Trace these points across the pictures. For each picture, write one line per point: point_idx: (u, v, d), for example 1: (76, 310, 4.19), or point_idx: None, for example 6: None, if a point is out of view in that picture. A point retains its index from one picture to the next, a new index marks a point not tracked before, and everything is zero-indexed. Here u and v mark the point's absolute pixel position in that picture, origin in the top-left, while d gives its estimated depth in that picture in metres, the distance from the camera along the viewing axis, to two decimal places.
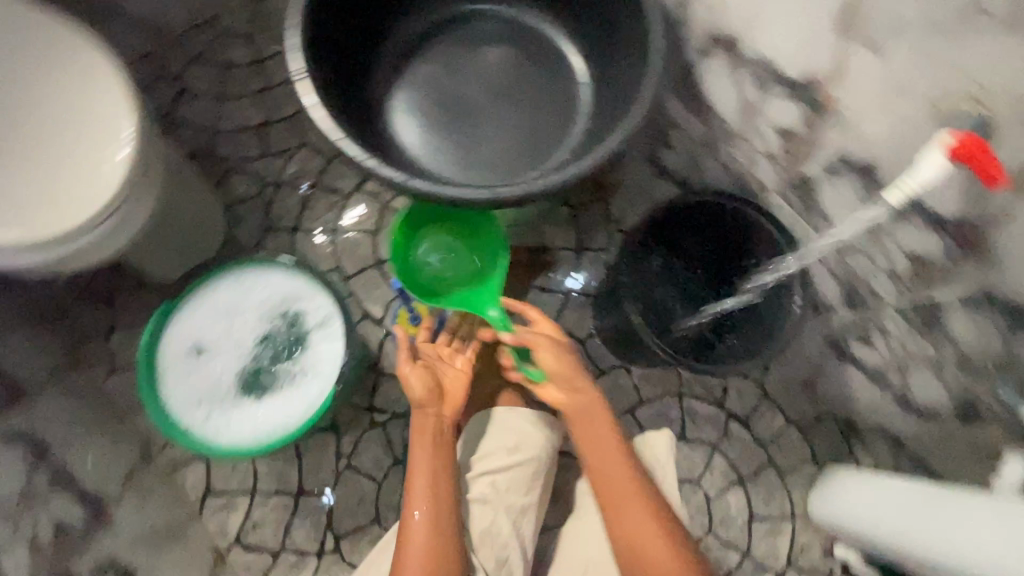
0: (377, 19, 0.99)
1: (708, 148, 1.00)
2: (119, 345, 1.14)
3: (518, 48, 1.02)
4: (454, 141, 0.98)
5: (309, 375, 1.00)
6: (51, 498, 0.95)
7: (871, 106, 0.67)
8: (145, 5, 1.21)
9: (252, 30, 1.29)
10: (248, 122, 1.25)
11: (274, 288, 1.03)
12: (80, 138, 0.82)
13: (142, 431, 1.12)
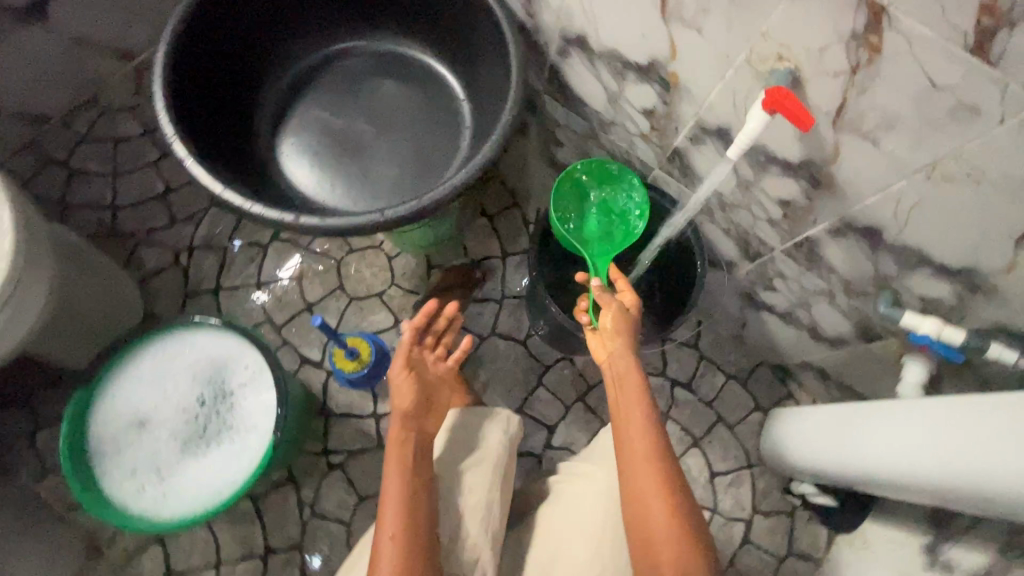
0: (247, 67, 0.92)
1: (592, 138, 1.00)
2: (45, 446, 1.10)
3: (399, 75, 0.98)
4: (349, 175, 0.92)
5: (251, 430, 0.91)
6: None
7: (707, 73, 0.70)
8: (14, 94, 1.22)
9: (138, 102, 1.33)
10: (150, 192, 1.28)
11: (201, 347, 0.94)
12: None
13: (84, 527, 1.08)
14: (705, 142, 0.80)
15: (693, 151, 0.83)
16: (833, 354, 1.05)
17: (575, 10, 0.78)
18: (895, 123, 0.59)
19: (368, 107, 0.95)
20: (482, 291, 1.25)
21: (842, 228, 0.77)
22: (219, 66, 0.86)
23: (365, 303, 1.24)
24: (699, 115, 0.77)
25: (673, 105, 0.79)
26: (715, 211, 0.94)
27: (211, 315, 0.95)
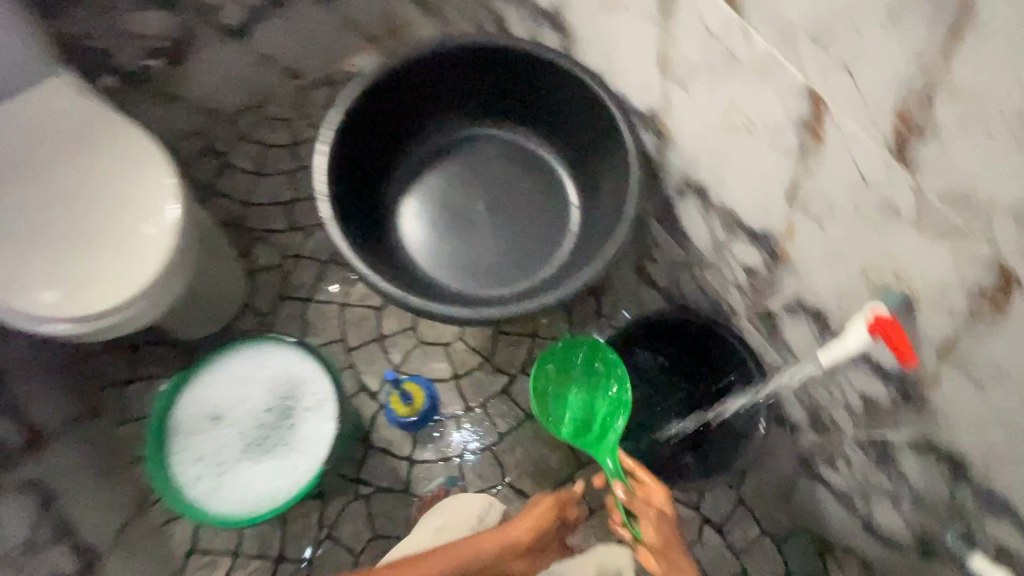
0: (400, 129, 1.03)
1: (688, 267, 1.03)
2: (134, 397, 1.24)
3: (525, 169, 1.06)
4: (454, 250, 1.02)
5: (304, 454, 0.99)
6: (50, 549, 0.98)
7: (821, 262, 0.71)
8: (201, 92, 1.42)
9: (292, 116, 1.51)
10: (278, 198, 1.44)
11: (280, 364, 1.03)
12: (127, 240, 0.97)
13: (141, 481, 1.19)
14: (801, 317, 0.80)
15: (786, 319, 0.84)
16: (885, 554, 0.99)
17: (703, 163, 0.82)
18: (1006, 375, 0.57)
19: (487, 191, 1.05)
20: None
21: (923, 445, 0.74)
22: (378, 130, 0.99)
23: (427, 350, 1.31)
24: (800, 291, 0.78)
25: (777, 271, 0.80)
26: (789, 375, 0.92)
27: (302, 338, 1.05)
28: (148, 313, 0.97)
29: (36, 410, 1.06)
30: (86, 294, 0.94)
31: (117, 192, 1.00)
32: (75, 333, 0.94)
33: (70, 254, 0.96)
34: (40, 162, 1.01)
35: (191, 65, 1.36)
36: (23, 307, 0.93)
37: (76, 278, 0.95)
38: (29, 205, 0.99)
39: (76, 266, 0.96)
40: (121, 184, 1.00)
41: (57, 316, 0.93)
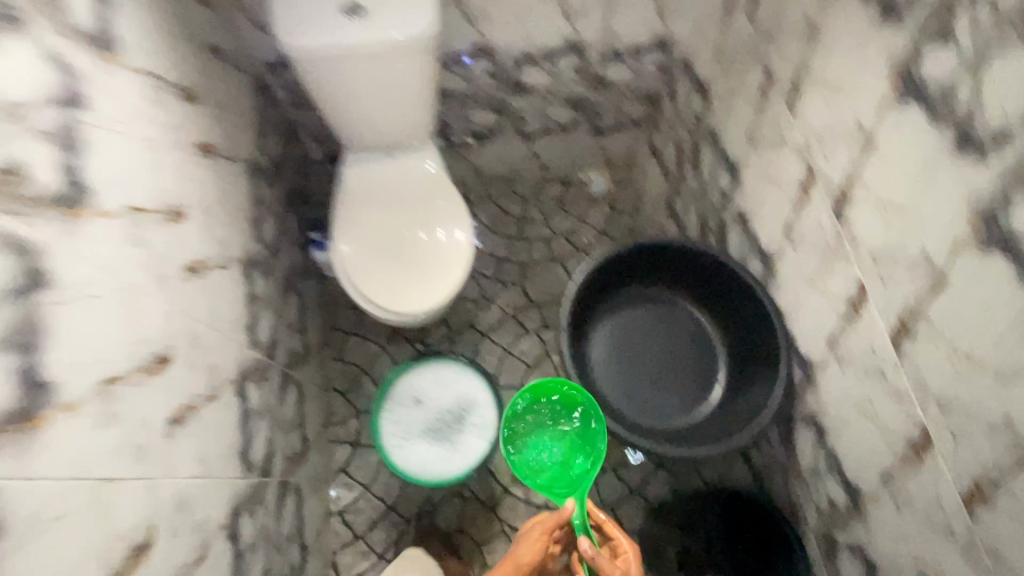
0: (644, 266, 1.38)
1: (786, 473, 1.27)
2: (352, 343, 1.64)
3: (697, 348, 1.38)
4: (619, 366, 1.36)
5: (462, 454, 1.34)
6: (293, 429, 1.27)
7: (893, 524, 0.94)
8: (488, 155, 1.79)
9: (529, 198, 1.88)
10: (494, 250, 1.79)
11: (476, 386, 1.39)
12: (427, 268, 1.33)
13: (330, 402, 1.55)
14: (860, 552, 1.04)
15: (848, 552, 1.07)
16: None
17: (832, 415, 1.05)
18: None
19: (662, 344, 1.38)
20: (626, 478, 1.51)
21: None
22: (630, 258, 1.34)
23: None
24: (867, 538, 1.01)
25: (854, 513, 1.04)
26: None
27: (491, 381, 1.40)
28: (406, 320, 1.33)
29: (310, 330, 1.48)
30: (390, 295, 1.31)
31: (437, 231, 1.36)
32: (363, 306, 1.32)
33: (389, 248, 1.34)
34: (396, 190, 1.38)
35: (492, 142, 1.74)
36: (352, 282, 1.31)
37: (384, 272, 1.33)
38: (381, 213, 1.36)
39: (389, 262, 1.33)
40: (443, 227, 1.36)
41: (359, 287, 1.31)
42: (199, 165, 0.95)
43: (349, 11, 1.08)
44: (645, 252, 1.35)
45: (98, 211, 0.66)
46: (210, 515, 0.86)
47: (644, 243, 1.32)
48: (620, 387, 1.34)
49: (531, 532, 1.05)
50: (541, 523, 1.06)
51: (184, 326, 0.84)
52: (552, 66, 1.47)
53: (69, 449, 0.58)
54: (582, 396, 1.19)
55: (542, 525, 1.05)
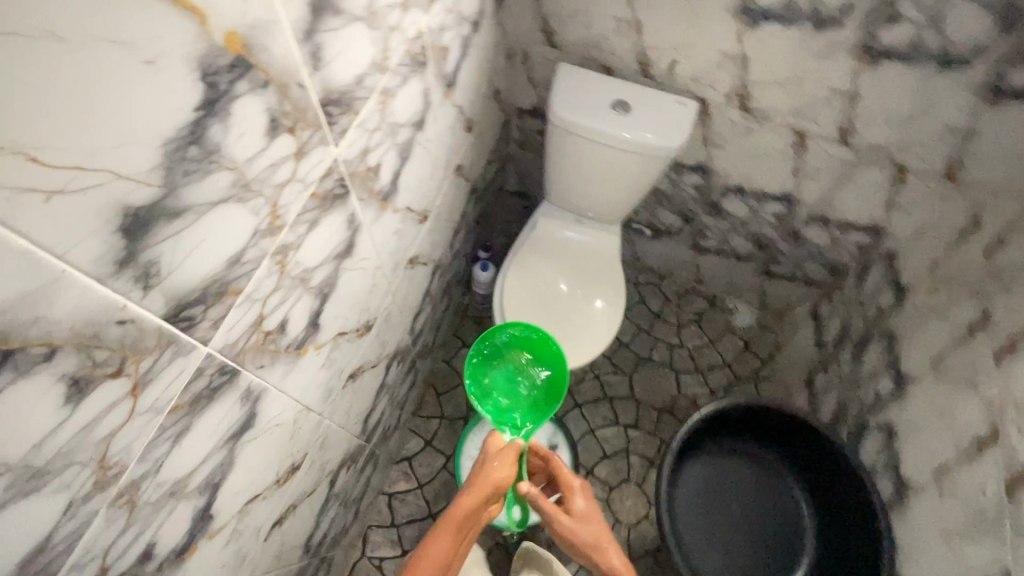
0: (763, 428, 1.38)
1: None
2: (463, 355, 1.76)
3: (784, 529, 1.34)
4: (700, 510, 1.36)
5: None
6: (396, 408, 1.39)
7: None
8: (655, 249, 1.87)
9: (673, 303, 1.93)
10: (620, 333, 1.86)
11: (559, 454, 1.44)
12: (566, 332, 1.42)
13: (424, 397, 1.68)
14: None
15: None
16: None
17: None
18: None
19: (749, 509, 1.37)
20: None
21: None
22: (753, 416, 1.36)
23: (602, 514, 1.59)
24: None
25: None
26: None
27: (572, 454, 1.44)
28: None
29: (441, 330, 1.62)
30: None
31: (590, 306, 1.45)
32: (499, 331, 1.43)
33: (544, 299, 1.45)
34: (569, 254, 1.50)
35: (666, 241, 1.81)
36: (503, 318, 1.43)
37: (530, 315, 1.43)
38: (549, 269, 1.48)
39: (538, 309, 1.44)
40: (596, 305, 1.45)
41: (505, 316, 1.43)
42: (449, 185, 1.12)
43: (616, 106, 1.25)
44: (776, 421, 1.35)
45: (394, 209, 0.83)
46: (331, 460, 0.99)
47: (778, 412, 1.31)
48: (694, 532, 1.34)
49: (488, 471, 0.89)
50: (501, 455, 0.92)
51: (389, 304, 1.00)
52: (757, 204, 1.52)
53: (304, 381, 0.73)
54: (664, 526, 1.19)
55: (490, 463, 0.90)
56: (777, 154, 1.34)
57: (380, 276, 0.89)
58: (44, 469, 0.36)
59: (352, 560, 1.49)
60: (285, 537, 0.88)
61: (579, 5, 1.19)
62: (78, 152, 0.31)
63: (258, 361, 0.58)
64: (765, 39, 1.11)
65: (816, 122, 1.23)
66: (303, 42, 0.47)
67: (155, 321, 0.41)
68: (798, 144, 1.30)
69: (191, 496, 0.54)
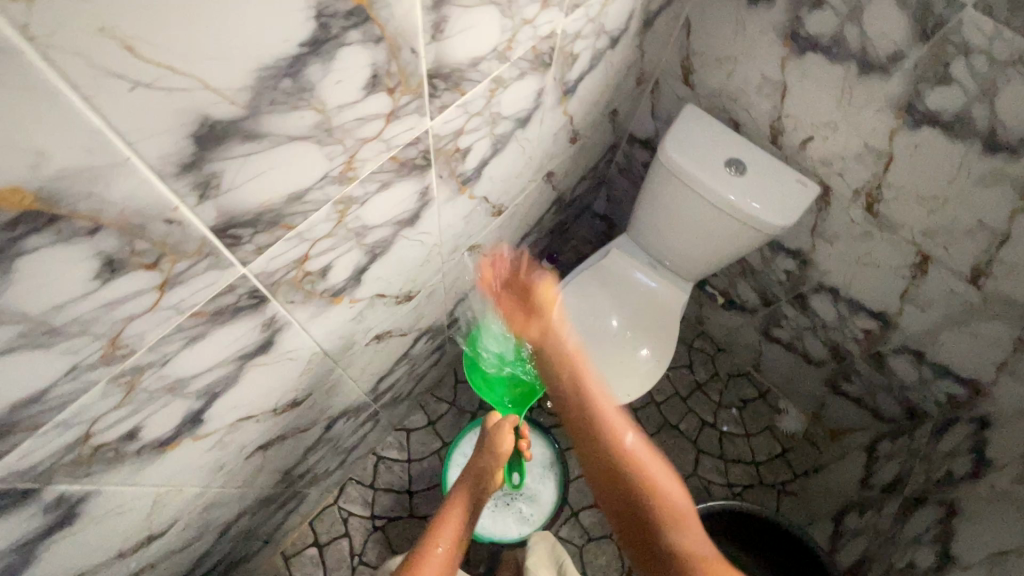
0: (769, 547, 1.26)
1: None
2: None
3: None
4: None
5: (491, 519, 1.34)
6: (413, 380, 1.41)
7: None
8: (722, 319, 1.76)
9: (720, 379, 1.82)
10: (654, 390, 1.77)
11: (546, 483, 1.40)
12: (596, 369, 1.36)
13: (443, 378, 1.69)
14: None
15: None
16: None
17: None
18: None
19: None
20: None
21: None
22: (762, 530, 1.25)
23: None
24: None
25: None
26: None
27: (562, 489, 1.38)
28: None
29: None
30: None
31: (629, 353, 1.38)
32: None
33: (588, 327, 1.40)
34: (629, 294, 1.44)
35: (736, 314, 1.70)
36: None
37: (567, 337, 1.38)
38: (605, 302, 1.43)
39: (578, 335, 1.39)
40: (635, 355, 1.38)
41: None
42: (535, 187, 1.11)
43: (730, 164, 1.18)
44: (786, 548, 1.24)
45: (470, 195, 0.83)
46: (333, 407, 1.01)
47: (793, 539, 1.21)
48: None
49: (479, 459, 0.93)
50: (496, 432, 0.95)
51: (436, 282, 1.00)
52: (848, 312, 1.39)
53: (329, 328, 0.74)
54: None
55: (483, 445, 0.94)
56: (889, 269, 1.22)
57: (436, 253, 0.89)
58: (58, 329, 0.37)
59: (324, 503, 1.52)
60: (266, 461, 0.90)
61: (728, 51, 1.13)
62: (175, 55, 0.32)
63: (290, 297, 0.60)
64: (919, 145, 0.99)
65: (946, 250, 1.09)
66: (430, 12, 0.47)
67: (200, 230, 0.42)
68: (916, 266, 1.17)
69: (188, 396, 0.57)
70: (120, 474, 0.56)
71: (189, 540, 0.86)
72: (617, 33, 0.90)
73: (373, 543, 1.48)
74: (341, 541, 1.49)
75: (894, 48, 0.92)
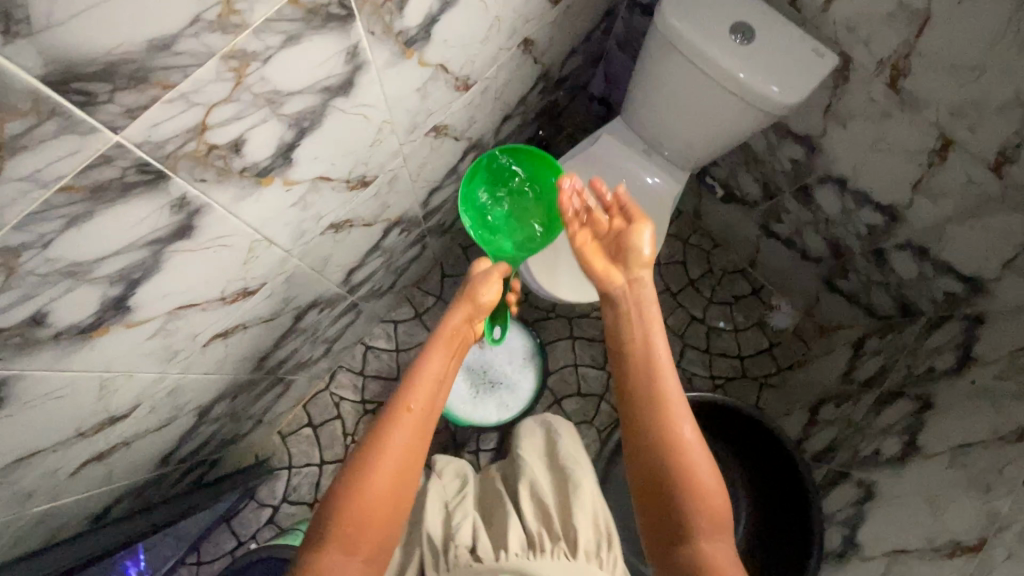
0: (737, 430, 1.33)
1: None
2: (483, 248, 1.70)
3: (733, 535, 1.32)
4: None
5: (474, 406, 1.40)
6: (392, 272, 1.39)
7: None
8: (719, 213, 1.68)
9: (715, 275, 1.77)
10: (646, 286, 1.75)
11: (528, 373, 1.45)
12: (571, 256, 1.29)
13: (429, 272, 1.67)
14: None
15: None
16: None
17: None
18: None
19: None
20: None
21: None
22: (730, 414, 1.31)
23: None
24: None
25: None
26: None
27: (542, 380, 1.43)
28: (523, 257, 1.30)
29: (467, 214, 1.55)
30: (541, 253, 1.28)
31: None
32: None
33: None
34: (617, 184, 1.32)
35: (736, 207, 1.61)
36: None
37: None
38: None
39: None
40: None
41: None
42: (509, 57, 0.99)
43: (739, 31, 1.01)
44: (759, 435, 1.30)
45: (421, 60, 0.74)
46: (299, 296, 0.99)
47: (759, 424, 1.28)
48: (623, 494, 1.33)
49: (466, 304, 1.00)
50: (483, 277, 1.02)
51: (399, 166, 0.93)
52: (854, 205, 1.29)
53: (268, 212, 0.69)
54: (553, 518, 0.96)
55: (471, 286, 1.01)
56: (904, 155, 1.10)
57: (389, 132, 0.81)
58: None
59: (317, 388, 1.59)
60: (233, 348, 0.91)
61: None
62: None
63: (199, 172, 0.54)
64: None
65: (971, 132, 0.97)
66: None
67: (27, 80, 0.35)
68: (936, 152, 1.05)
69: (98, 283, 0.53)
70: (41, 360, 0.55)
71: (162, 422, 0.89)
72: None
73: (364, 425, 1.56)
74: (334, 422, 1.58)
75: None
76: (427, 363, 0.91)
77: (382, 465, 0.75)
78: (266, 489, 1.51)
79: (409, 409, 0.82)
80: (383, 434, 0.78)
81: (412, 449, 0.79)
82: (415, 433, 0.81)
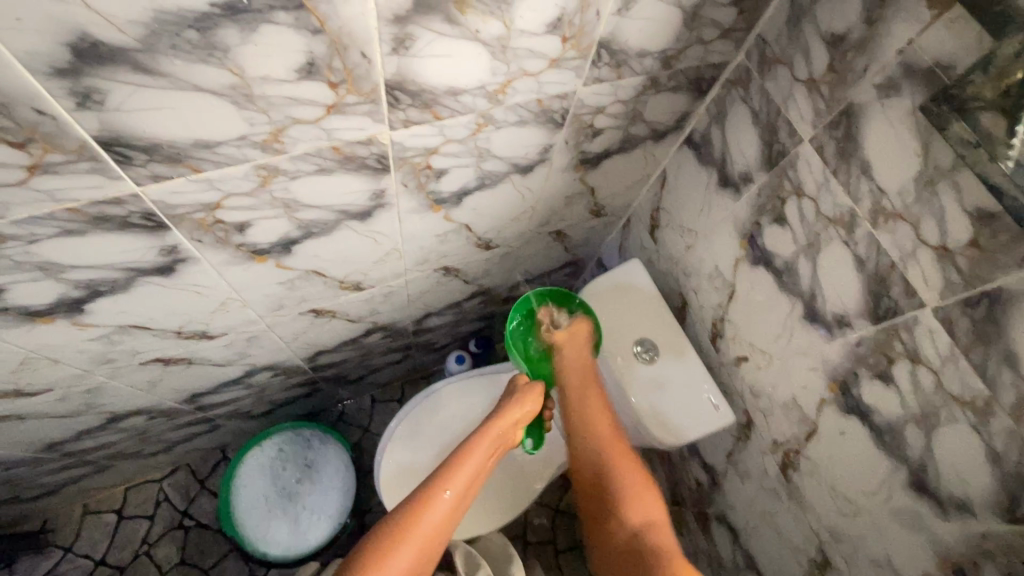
0: None
1: None
2: (391, 409, 1.62)
3: None
4: None
5: (249, 523, 1.27)
6: (266, 403, 1.32)
7: None
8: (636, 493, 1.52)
9: None
10: (536, 529, 1.55)
11: (323, 530, 1.28)
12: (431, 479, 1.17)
13: (326, 410, 1.58)
14: None
15: None
16: None
17: None
18: None
19: None
20: None
21: None
22: None
23: None
24: None
25: None
26: None
27: (320, 540, 1.27)
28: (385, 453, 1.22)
29: (381, 374, 1.50)
30: (400, 460, 1.20)
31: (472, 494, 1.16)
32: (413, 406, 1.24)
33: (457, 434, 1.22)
34: None
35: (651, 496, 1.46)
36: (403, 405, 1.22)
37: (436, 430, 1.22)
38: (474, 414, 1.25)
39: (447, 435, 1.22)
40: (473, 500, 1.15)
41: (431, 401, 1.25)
42: (422, 275, 1.00)
43: (642, 345, 1.01)
44: None
45: (276, 265, 0.74)
46: (110, 405, 0.94)
47: None
48: None
49: (512, 407, 0.90)
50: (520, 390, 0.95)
51: (258, 331, 0.91)
52: (743, 564, 1.13)
53: (42, 341, 0.67)
54: None
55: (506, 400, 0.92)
56: (789, 548, 0.97)
57: (236, 305, 0.80)
58: None
59: (148, 476, 1.46)
60: (3, 430, 0.86)
61: (691, 224, 0.96)
62: None
63: None
64: (846, 433, 0.77)
65: (848, 567, 0.85)
66: (66, 99, 0.40)
67: None
68: (816, 564, 0.92)
69: None
70: None
71: None
72: (522, 161, 0.78)
73: (168, 541, 1.41)
74: (142, 521, 1.43)
75: (842, 309, 0.72)
76: (467, 466, 0.82)
77: (416, 536, 0.73)
78: (27, 563, 1.35)
79: (445, 491, 0.78)
80: (418, 514, 0.75)
81: (438, 533, 0.76)
82: (443, 521, 0.77)
